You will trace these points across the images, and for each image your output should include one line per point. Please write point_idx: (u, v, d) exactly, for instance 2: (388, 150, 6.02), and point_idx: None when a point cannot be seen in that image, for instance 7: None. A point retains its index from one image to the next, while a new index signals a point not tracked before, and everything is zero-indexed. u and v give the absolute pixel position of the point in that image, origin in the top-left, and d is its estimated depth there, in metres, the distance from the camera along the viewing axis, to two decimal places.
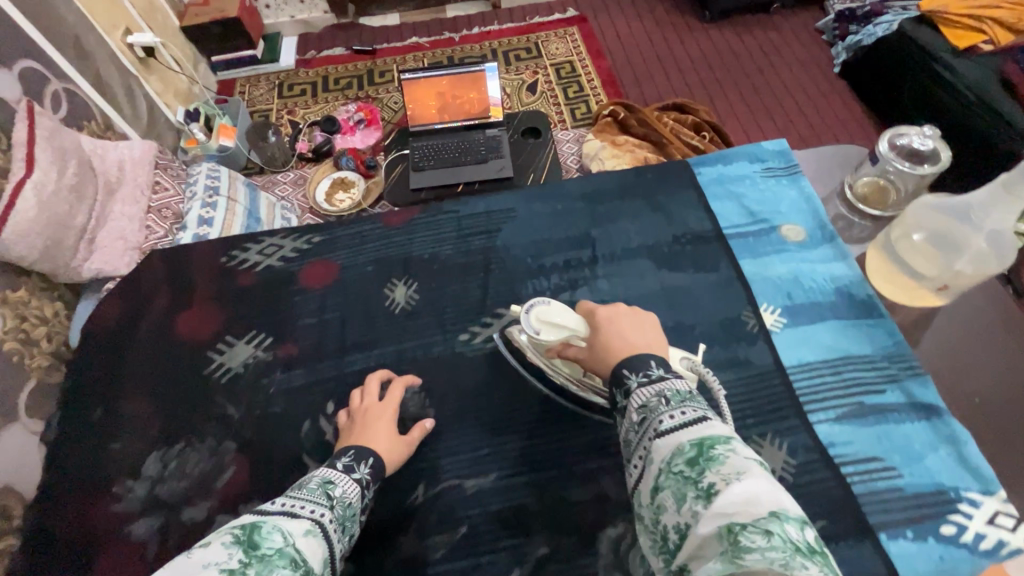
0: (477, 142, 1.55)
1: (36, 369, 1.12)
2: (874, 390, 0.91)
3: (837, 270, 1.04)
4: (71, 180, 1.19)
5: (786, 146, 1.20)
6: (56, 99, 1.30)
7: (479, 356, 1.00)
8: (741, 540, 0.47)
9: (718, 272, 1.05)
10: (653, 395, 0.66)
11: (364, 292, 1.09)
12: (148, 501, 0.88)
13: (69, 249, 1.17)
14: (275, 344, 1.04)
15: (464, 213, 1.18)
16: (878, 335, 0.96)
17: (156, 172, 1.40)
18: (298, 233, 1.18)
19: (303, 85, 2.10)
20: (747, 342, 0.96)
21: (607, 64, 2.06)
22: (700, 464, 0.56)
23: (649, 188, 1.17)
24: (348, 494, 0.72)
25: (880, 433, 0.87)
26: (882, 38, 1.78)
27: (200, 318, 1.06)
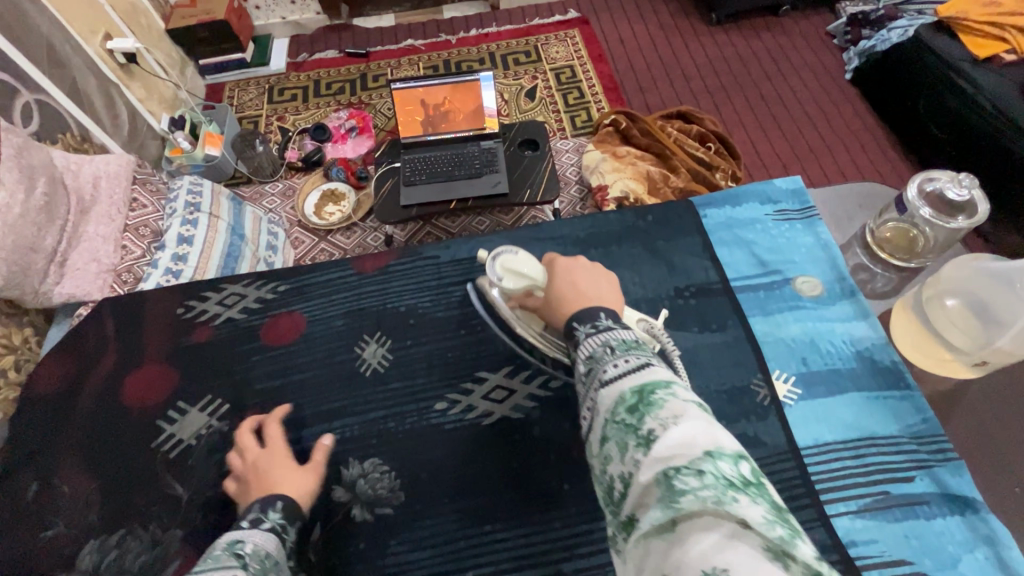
0: (471, 155, 1.48)
1: (2, 401, 1.06)
2: (903, 478, 0.79)
3: (858, 331, 0.93)
4: (40, 200, 1.12)
5: (801, 186, 1.10)
6: (27, 111, 1.24)
7: (459, 430, 0.86)
8: (677, 485, 0.42)
9: (725, 331, 0.93)
10: (599, 344, 0.59)
11: (327, 349, 0.96)
12: None
13: (38, 273, 1.11)
14: (234, 413, 0.88)
15: (445, 259, 1.06)
16: (905, 411, 0.84)
17: (132, 188, 1.33)
18: (264, 281, 1.04)
19: (293, 90, 2.03)
20: (758, 417, 0.83)
21: (608, 69, 1.98)
22: (640, 408, 0.50)
23: (649, 232, 1.06)
24: (264, 546, 0.64)
25: (909, 531, 0.74)
26: (897, 44, 1.70)
27: (148, 382, 0.91)
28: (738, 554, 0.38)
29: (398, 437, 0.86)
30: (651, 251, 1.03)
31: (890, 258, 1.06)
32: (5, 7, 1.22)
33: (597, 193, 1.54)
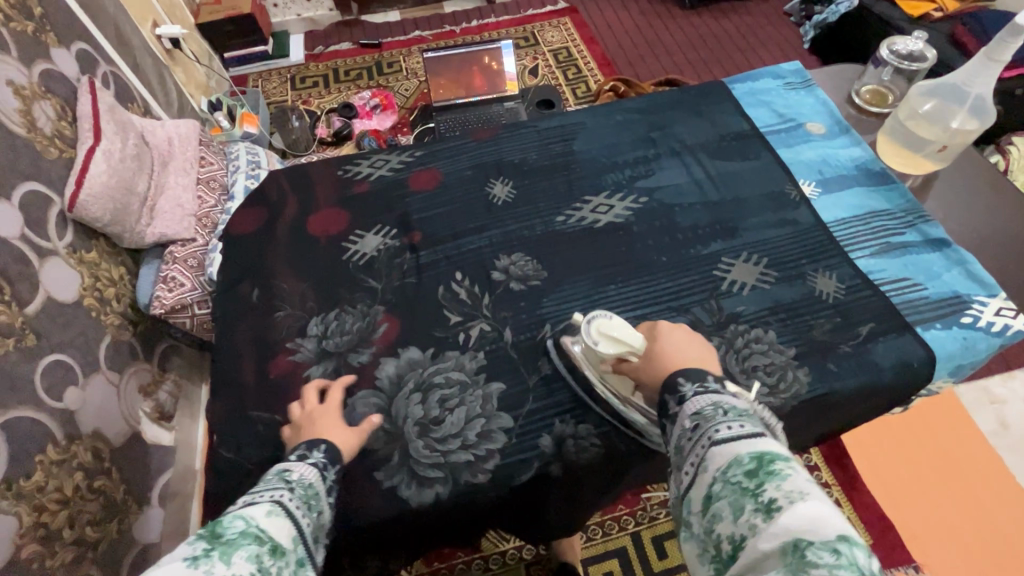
0: (496, 114, 1.68)
1: (110, 325, 1.18)
2: (898, 234, 1.03)
3: (857, 154, 1.16)
4: (132, 151, 1.27)
5: (802, 66, 1.32)
6: (106, 80, 1.37)
7: (576, 231, 1.06)
8: (808, 556, 0.45)
9: (760, 159, 1.14)
10: (709, 404, 0.62)
11: (463, 190, 1.15)
12: (320, 353, 0.96)
13: (134, 214, 1.24)
14: (402, 233, 1.10)
15: (545, 124, 1.24)
16: (894, 195, 1.07)
17: (200, 149, 1.47)
18: (403, 149, 1.23)
19: (314, 77, 2.20)
20: (792, 207, 1.06)
21: (600, 49, 2.23)
22: (760, 476, 0.53)
23: (690, 99, 1.26)
24: (307, 476, 0.68)
25: (905, 261, 0.99)
26: (845, 14, 1.99)
27: (331, 218, 1.12)
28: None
29: (537, 239, 1.07)
30: (697, 114, 1.23)
31: (873, 109, 1.29)
32: None
33: None
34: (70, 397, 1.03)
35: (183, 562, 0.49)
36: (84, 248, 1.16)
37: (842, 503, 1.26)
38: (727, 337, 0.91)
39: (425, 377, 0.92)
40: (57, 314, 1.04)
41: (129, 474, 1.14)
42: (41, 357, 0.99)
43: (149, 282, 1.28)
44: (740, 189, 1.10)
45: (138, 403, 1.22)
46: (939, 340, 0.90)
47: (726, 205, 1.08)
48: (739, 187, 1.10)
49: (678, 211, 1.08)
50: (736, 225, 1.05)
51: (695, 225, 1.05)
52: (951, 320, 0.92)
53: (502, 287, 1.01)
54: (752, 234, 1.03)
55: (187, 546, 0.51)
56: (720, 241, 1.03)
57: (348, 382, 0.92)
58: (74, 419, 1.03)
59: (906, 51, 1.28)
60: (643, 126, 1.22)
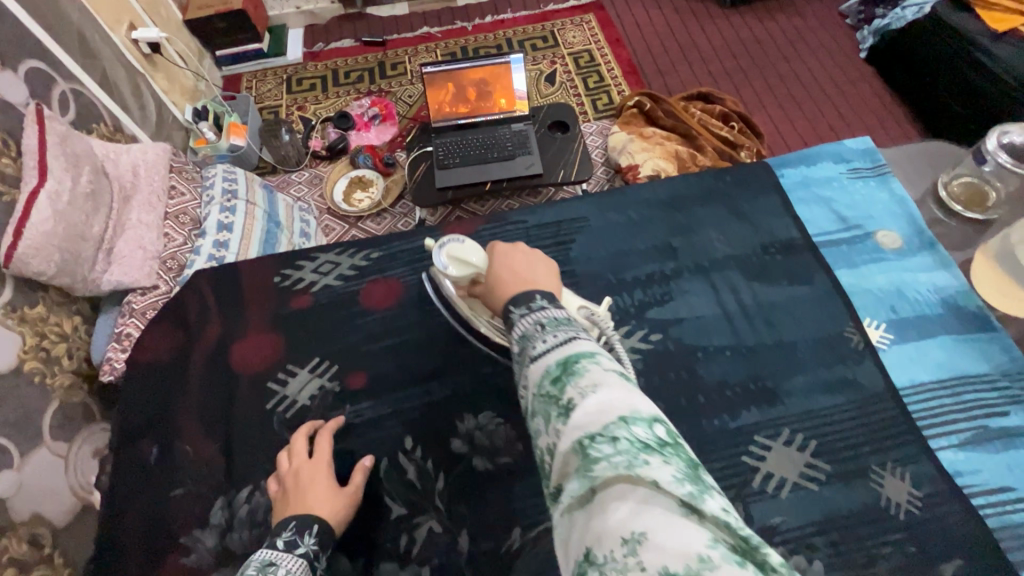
0: (503, 137, 1.50)
1: (58, 389, 1.07)
2: (998, 412, 0.84)
3: (940, 279, 0.97)
4: (86, 189, 1.13)
5: (872, 146, 1.12)
6: (64, 101, 1.23)
7: None
8: (591, 452, 0.43)
9: (812, 286, 0.96)
10: (530, 321, 0.58)
11: (423, 313, 0.99)
12: (220, 554, 0.80)
13: (87, 261, 1.11)
14: (343, 372, 0.94)
15: (534, 223, 1.05)
16: (993, 350, 0.89)
17: (169, 176, 1.33)
18: (355, 249, 1.06)
19: (311, 79, 2.03)
20: (855, 362, 0.88)
21: (626, 53, 2.00)
22: (561, 378, 0.50)
23: (726, 191, 1.07)
24: (293, 573, 0.65)
25: (1011, 461, 0.80)
26: (913, 21, 1.73)
27: (257, 346, 0.96)
28: (649, 517, 0.38)
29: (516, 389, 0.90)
30: (735, 213, 1.04)
31: (959, 211, 1.10)
32: None
33: (627, 172, 1.55)
34: (2, 483, 0.92)
35: None
36: (27, 304, 1.04)
37: None
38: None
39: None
40: None
41: (78, 554, 1.04)
42: None
43: (105, 334, 1.15)
44: (788, 332, 0.91)
45: (93, 470, 1.11)
46: None
47: (765, 353, 0.89)
48: (785, 329, 0.91)
49: (701, 359, 0.89)
50: (776, 390, 0.86)
51: (725, 381, 0.87)
52: None
53: (465, 464, 0.84)
54: (795, 403, 0.85)
55: None
56: (755, 410, 0.84)
57: None
58: (7, 508, 0.92)
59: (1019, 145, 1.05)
60: (662, 232, 1.03)
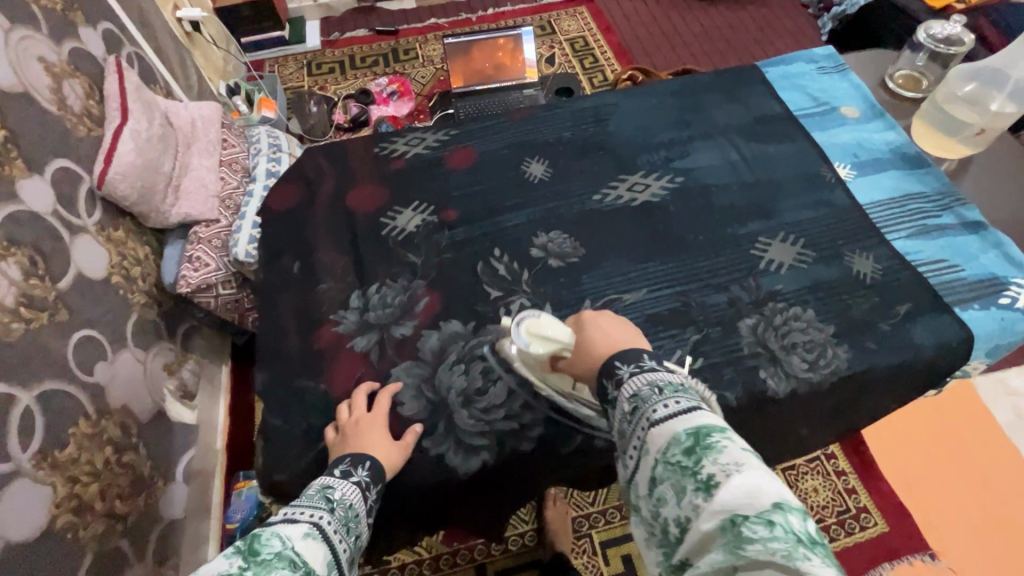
0: (516, 101, 1.68)
1: (136, 304, 1.19)
2: (935, 217, 1.00)
3: (892, 138, 1.12)
4: (158, 131, 1.27)
5: (835, 52, 1.28)
6: (131, 60, 1.37)
7: (615, 210, 1.03)
8: (744, 532, 0.48)
9: (794, 142, 1.11)
10: (644, 382, 0.64)
11: (499, 169, 1.11)
12: (361, 325, 0.93)
13: (159, 193, 1.24)
14: (438, 210, 1.06)
15: (574, 105, 1.20)
16: (931, 179, 1.05)
17: (222, 131, 1.47)
18: (439, 127, 1.18)
19: (330, 64, 2.20)
20: (829, 189, 1.03)
21: (617, 39, 2.23)
22: (697, 454, 0.55)
23: (723, 85, 1.22)
24: (349, 496, 0.67)
25: (943, 244, 0.96)
26: (864, 6, 1.98)
27: (369, 194, 1.09)
28: None
29: None
30: (731, 97, 1.20)
31: (905, 95, 1.28)
32: None
33: None
34: (100, 372, 1.04)
35: None
36: (111, 227, 1.16)
37: (859, 490, 1.25)
38: (765, 315, 0.89)
39: (467, 350, 0.89)
40: (86, 290, 1.05)
41: (156, 450, 1.15)
42: (71, 333, 0.99)
43: (174, 260, 1.29)
44: (778, 171, 1.07)
45: (162, 380, 1.23)
46: (977, 320, 0.88)
47: (761, 186, 1.05)
48: (774, 168, 1.07)
49: (715, 191, 1.04)
50: (772, 206, 1.02)
51: (733, 205, 1.02)
52: (989, 300, 0.90)
53: (541, 264, 0.97)
54: (789, 215, 1.00)
55: (224, 562, 0.52)
56: (758, 220, 1.00)
57: (391, 354, 0.90)
58: (104, 394, 1.03)
59: (943, 35, 1.25)
60: (677, 108, 1.19)
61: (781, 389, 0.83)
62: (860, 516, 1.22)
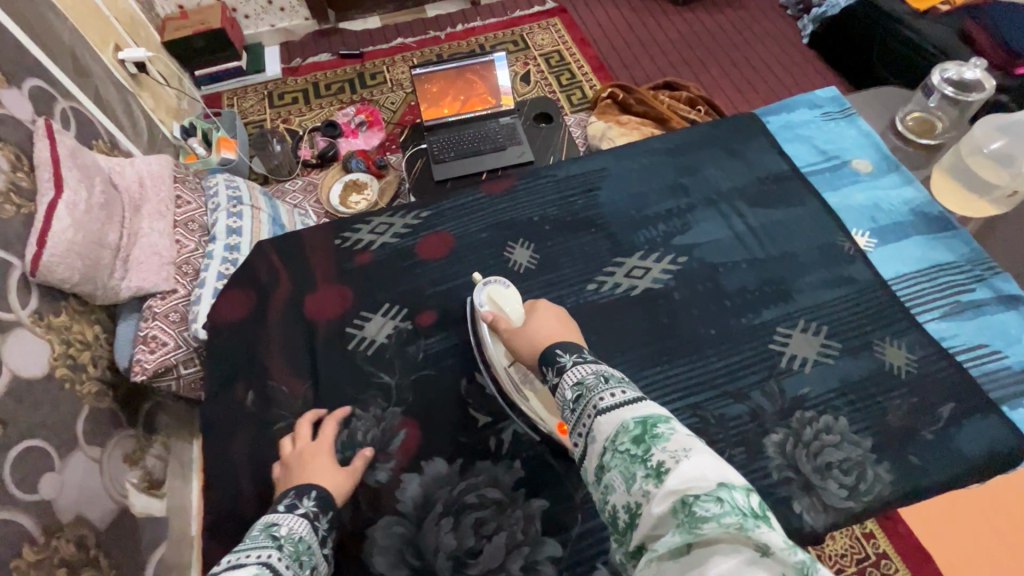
0: (493, 131, 1.59)
1: (87, 395, 1.08)
2: (967, 290, 0.97)
3: (909, 194, 1.09)
4: (100, 199, 1.15)
5: (840, 93, 1.25)
6: (66, 118, 1.25)
7: (612, 303, 0.96)
8: (696, 511, 0.45)
9: (805, 206, 1.06)
10: (590, 372, 0.65)
11: (476, 257, 1.05)
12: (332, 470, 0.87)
13: (106, 268, 1.13)
14: (412, 313, 1.01)
15: (562, 175, 1.13)
16: (956, 244, 1.02)
17: (175, 186, 1.35)
18: (407, 209, 1.12)
19: (293, 93, 2.07)
20: (848, 262, 0.99)
21: (593, 51, 2.13)
22: (645, 441, 0.54)
23: (721, 137, 1.17)
24: (297, 529, 0.67)
25: (981, 324, 0.93)
26: (846, 8, 1.92)
27: (328, 296, 1.03)
28: None
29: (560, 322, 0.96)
30: (732, 154, 1.14)
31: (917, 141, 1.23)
32: (32, 15, 1.23)
33: None
34: (46, 485, 0.92)
35: None
36: (52, 312, 1.05)
37: (877, 534, 1.19)
38: (794, 428, 0.83)
39: (454, 497, 0.84)
40: (25, 395, 0.93)
41: (120, 558, 1.04)
42: (8, 449, 0.87)
43: (128, 340, 1.17)
44: (786, 245, 1.01)
45: (124, 474, 1.11)
46: None
47: (774, 262, 0.99)
48: (781, 243, 1.01)
49: (722, 272, 0.99)
50: (789, 288, 0.96)
51: (744, 288, 0.96)
52: None
53: None
54: (806, 297, 0.95)
55: None
56: (774, 308, 0.94)
57: (365, 509, 0.84)
58: (52, 510, 0.92)
59: (960, 79, 1.21)
60: (675, 169, 1.13)
61: (819, 522, 0.77)
62: (881, 563, 1.16)
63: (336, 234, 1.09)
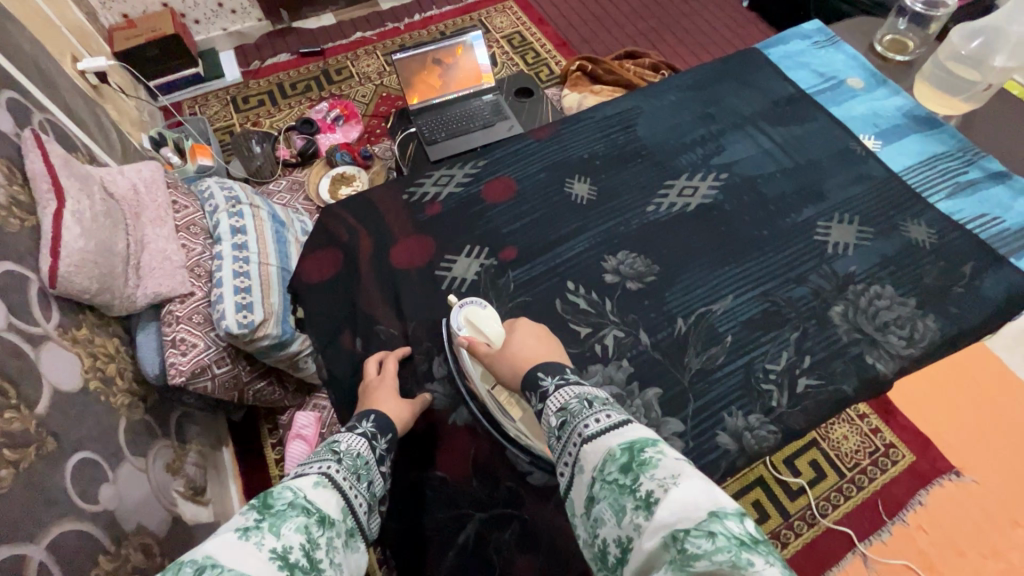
0: (477, 109, 1.63)
1: (121, 407, 1.04)
2: (963, 173, 1.08)
3: (900, 103, 1.20)
4: (102, 207, 1.11)
5: (823, 25, 1.34)
6: (45, 130, 1.18)
7: (673, 219, 1.03)
8: (688, 547, 0.47)
9: (818, 121, 1.15)
10: (573, 396, 0.66)
11: (543, 195, 1.07)
12: (455, 395, 0.89)
13: (120, 276, 1.09)
14: (494, 251, 1.00)
15: (599, 117, 1.18)
16: (945, 136, 1.14)
17: (170, 192, 1.31)
18: (462, 161, 1.12)
19: (258, 96, 2.03)
20: (863, 162, 1.09)
21: (552, 30, 2.21)
22: (633, 470, 0.56)
23: (731, 71, 1.24)
24: (355, 447, 0.73)
25: (978, 199, 1.05)
26: None
27: (412, 248, 1.01)
28: None
29: (634, 234, 1.01)
30: (744, 83, 1.22)
31: (894, 58, 1.34)
32: None
33: None
34: (105, 495, 0.89)
35: (237, 531, 0.54)
36: (74, 326, 1.01)
37: (881, 429, 1.32)
38: (851, 299, 0.93)
39: None
40: (68, 408, 0.90)
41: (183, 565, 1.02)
42: (64, 460, 0.85)
43: (151, 349, 1.14)
44: (812, 152, 1.10)
45: (169, 483, 1.09)
46: None
47: (804, 169, 1.08)
48: (800, 154, 1.10)
49: (762, 182, 1.07)
50: (820, 189, 1.06)
51: (783, 194, 1.05)
52: None
53: (620, 289, 0.95)
54: (837, 195, 1.05)
55: (241, 517, 0.56)
56: (810, 206, 1.03)
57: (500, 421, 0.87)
58: (117, 520, 0.89)
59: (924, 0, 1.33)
60: (697, 104, 1.19)
61: (889, 368, 0.88)
62: (889, 451, 1.30)
63: (404, 189, 1.07)
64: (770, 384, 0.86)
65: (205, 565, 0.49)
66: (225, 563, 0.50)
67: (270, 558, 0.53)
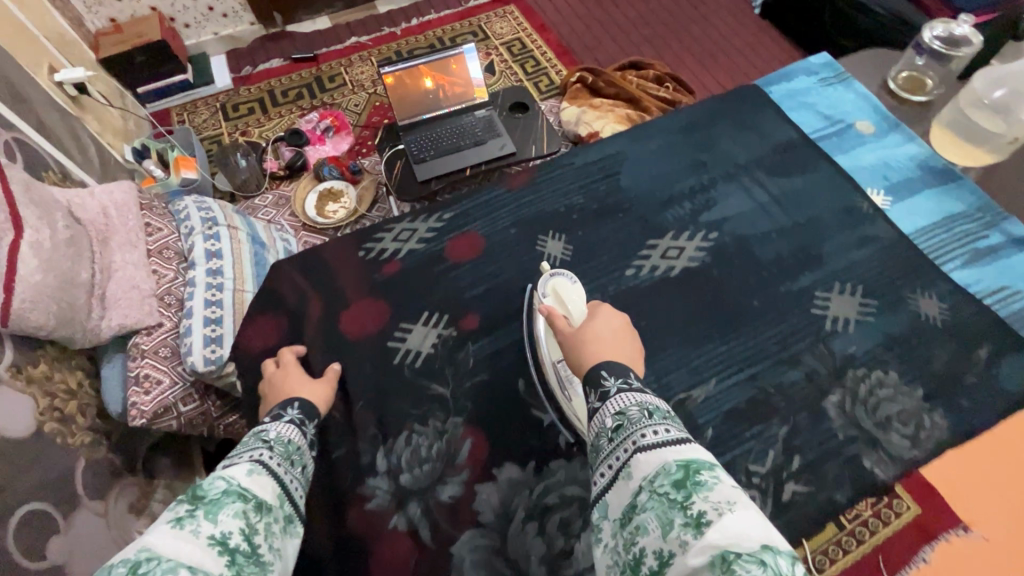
0: (469, 125, 1.56)
1: (80, 447, 1.00)
2: (982, 237, 1.06)
3: (912, 151, 1.18)
4: (64, 234, 1.04)
5: (831, 59, 1.31)
6: (10, 150, 1.12)
7: (653, 284, 1.00)
8: (736, 570, 0.43)
9: (819, 172, 1.12)
10: (633, 403, 0.62)
11: (512, 254, 1.06)
12: (397, 492, 0.84)
13: (82, 309, 1.03)
14: (454, 319, 0.99)
15: (582, 161, 1.16)
16: (964, 194, 1.11)
17: (142, 214, 1.26)
18: (428, 212, 1.12)
19: (248, 104, 1.97)
20: (869, 221, 1.06)
21: (554, 37, 2.12)
22: (687, 487, 0.51)
23: (731, 110, 1.21)
24: (286, 433, 0.71)
25: (1000, 267, 1.02)
26: None
27: (364, 313, 0.99)
28: None
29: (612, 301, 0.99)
30: (741, 125, 1.19)
31: (909, 98, 1.30)
32: None
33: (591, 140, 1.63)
34: (54, 549, 0.85)
35: (168, 523, 0.50)
36: (29, 363, 0.95)
37: None
38: (849, 388, 0.90)
39: (535, 500, 0.83)
40: (14, 456, 0.85)
41: None
42: (9, 515, 0.81)
43: (115, 383, 1.10)
44: (810, 207, 1.08)
45: (131, 524, 1.04)
46: None
47: (801, 228, 1.06)
48: (794, 211, 1.07)
49: (756, 243, 1.04)
50: (819, 251, 1.03)
51: (779, 257, 1.03)
52: None
53: None
54: (838, 260, 1.02)
55: (169, 511, 0.52)
56: (809, 272, 1.01)
57: (444, 526, 0.81)
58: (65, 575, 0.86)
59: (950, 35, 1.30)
60: (692, 148, 1.17)
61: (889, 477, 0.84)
62: None
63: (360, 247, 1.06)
64: (753, 491, 0.82)
65: (140, 562, 0.45)
66: (164, 555, 0.47)
67: (209, 544, 0.50)
